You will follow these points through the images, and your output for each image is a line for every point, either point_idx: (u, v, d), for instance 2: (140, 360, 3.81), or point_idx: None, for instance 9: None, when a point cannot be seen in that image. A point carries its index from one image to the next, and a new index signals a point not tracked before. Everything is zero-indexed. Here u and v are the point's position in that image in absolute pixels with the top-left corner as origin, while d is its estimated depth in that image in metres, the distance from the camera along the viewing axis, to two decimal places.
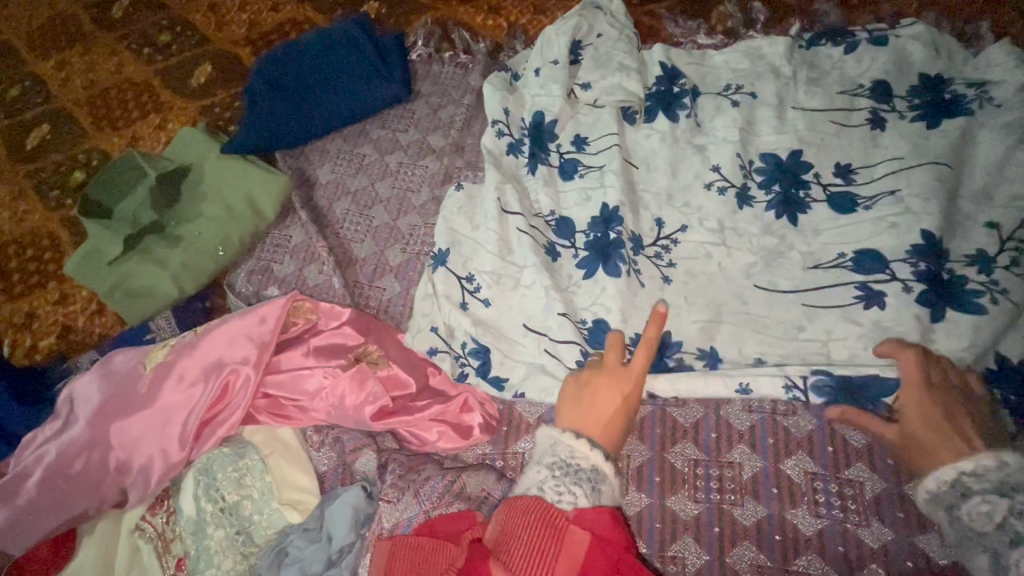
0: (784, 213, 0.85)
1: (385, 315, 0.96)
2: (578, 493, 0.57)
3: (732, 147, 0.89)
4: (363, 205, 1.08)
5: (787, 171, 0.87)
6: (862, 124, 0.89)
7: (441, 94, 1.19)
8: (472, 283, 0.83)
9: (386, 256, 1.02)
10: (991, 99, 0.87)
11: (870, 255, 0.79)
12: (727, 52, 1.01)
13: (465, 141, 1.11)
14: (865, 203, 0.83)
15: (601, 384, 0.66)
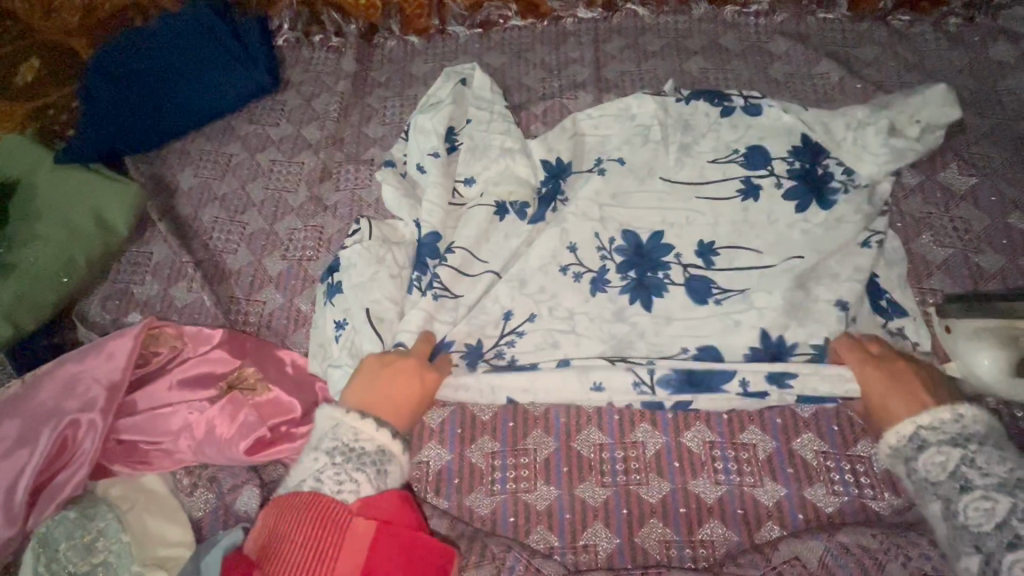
0: (637, 298, 0.80)
1: (268, 331, 0.87)
2: (359, 479, 0.60)
3: (591, 225, 0.84)
4: (233, 211, 0.98)
5: (644, 257, 0.82)
6: (733, 195, 0.84)
7: (313, 82, 1.09)
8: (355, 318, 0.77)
9: (264, 265, 0.92)
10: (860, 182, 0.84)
11: (711, 351, 0.77)
12: (600, 119, 0.93)
13: (344, 132, 1.03)
14: (718, 294, 0.79)
15: (406, 371, 0.69)
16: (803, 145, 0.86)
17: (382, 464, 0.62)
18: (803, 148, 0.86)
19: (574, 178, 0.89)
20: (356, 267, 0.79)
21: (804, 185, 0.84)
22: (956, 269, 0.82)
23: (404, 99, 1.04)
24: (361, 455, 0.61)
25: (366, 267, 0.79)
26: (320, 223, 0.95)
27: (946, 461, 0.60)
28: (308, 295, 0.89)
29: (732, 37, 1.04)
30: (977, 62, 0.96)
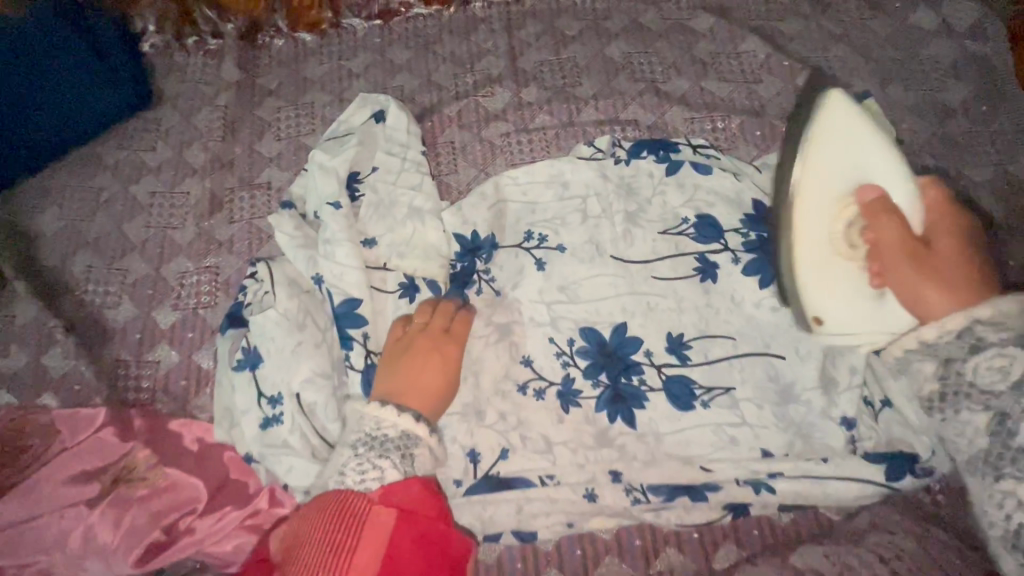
0: (618, 413, 0.74)
1: (164, 396, 0.76)
2: (385, 466, 0.59)
3: (543, 332, 0.78)
4: (111, 257, 0.84)
5: (609, 356, 0.77)
6: (691, 276, 0.80)
7: (192, 94, 0.94)
8: (275, 403, 0.68)
9: (155, 319, 0.81)
10: None
11: (673, 390, 0.75)
12: (530, 166, 0.85)
13: (233, 152, 0.90)
14: (703, 395, 0.75)
15: (427, 351, 0.67)
16: (756, 213, 0.82)
17: (408, 448, 0.61)
18: (756, 219, 0.82)
19: (506, 254, 0.81)
20: (273, 336, 0.70)
21: (765, 260, 0.80)
22: None
23: (300, 108, 0.92)
24: (384, 441, 0.60)
25: (287, 339, 0.70)
26: (216, 264, 0.83)
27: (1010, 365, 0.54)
28: (209, 348, 0.79)
29: (654, 15, 0.96)
30: (900, 30, 0.93)
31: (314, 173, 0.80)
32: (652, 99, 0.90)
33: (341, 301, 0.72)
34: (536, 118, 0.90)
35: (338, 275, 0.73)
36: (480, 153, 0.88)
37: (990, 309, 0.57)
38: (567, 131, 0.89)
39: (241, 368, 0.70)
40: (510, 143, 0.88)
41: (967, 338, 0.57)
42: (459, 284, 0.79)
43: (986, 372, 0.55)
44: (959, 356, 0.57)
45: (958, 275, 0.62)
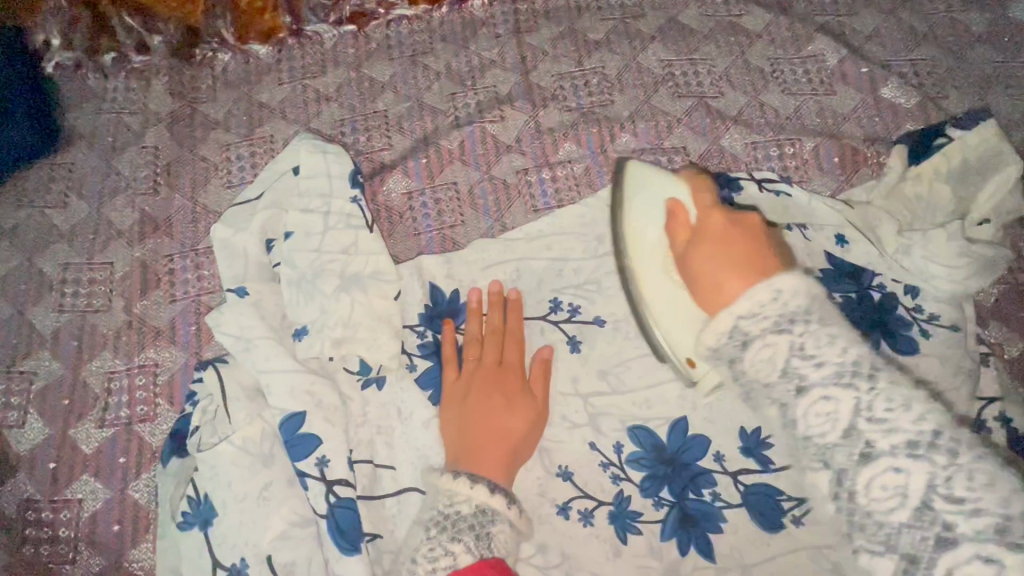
0: (691, 541, 0.57)
1: (91, 551, 0.57)
2: (457, 551, 0.46)
3: (583, 434, 0.61)
4: (10, 357, 0.64)
5: (671, 463, 0.60)
6: None
7: (113, 129, 0.73)
8: (238, 574, 0.50)
9: (73, 439, 0.61)
10: (928, 314, 0.62)
11: (755, 504, 0.58)
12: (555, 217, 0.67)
13: (169, 205, 0.69)
14: (795, 511, 0.58)
15: (477, 390, 0.58)
16: (835, 267, 0.64)
17: (483, 526, 0.48)
18: (841, 273, 0.63)
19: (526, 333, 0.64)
20: (228, 479, 0.51)
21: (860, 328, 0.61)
22: (1013, 313, 0.64)
23: (255, 143, 0.72)
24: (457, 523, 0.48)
25: (249, 480, 0.52)
26: (152, 360, 0.63)
27: (834, 411, 0.38)
28: (148, 478, 0.59)
29: (696, 12, 0.78)
30: (994, 25, 0.76)
31: (293, 232, 0.60)
32: (701, 120, 0.72)
33: (294, 419, 0.54)
34: (558, 148, 0.71)
35: (306, 387, 0.55)
36: (490, 196, 0.69)
37: (760, 302, 0.42)
38: (598, 164, 0.70)
39: (187, 526, 0.51)
40: (527, 182, 0.70)
41: (855, 442, 0.37)
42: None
43: (880, 493, 0.36)
44: (792, 403, 0.40)
45: (729, 271, 0.44)
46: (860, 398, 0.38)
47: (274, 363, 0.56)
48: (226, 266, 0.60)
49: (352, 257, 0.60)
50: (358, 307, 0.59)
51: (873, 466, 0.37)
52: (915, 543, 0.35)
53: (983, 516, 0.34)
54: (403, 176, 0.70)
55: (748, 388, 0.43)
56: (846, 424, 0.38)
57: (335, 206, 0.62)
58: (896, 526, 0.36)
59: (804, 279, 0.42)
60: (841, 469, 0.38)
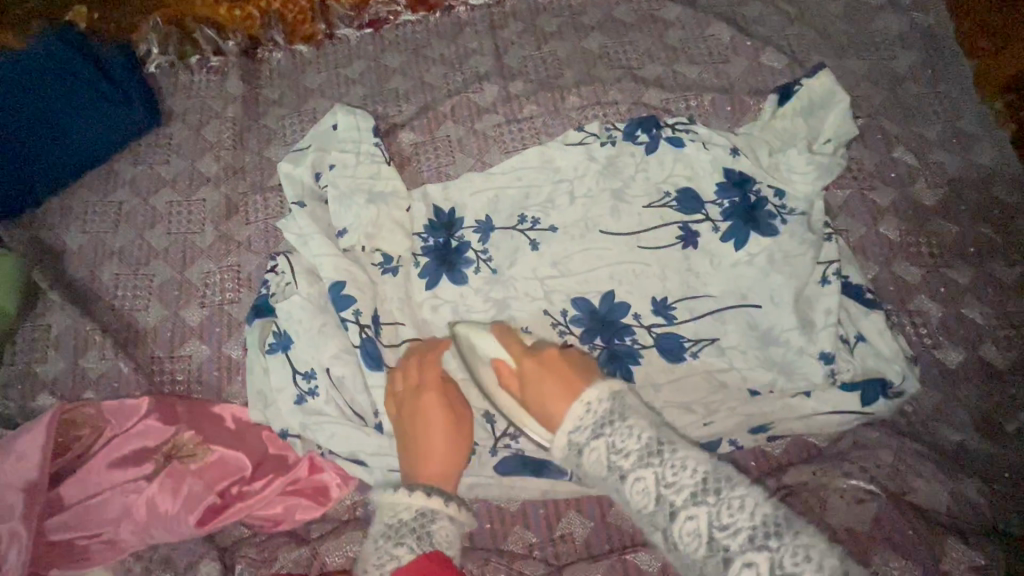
0: (616, 371, 0.79)
1: (200, 387, 0.82)
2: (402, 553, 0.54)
3: (539, 304, 0.84)
4: (136, 265, 0.90)
5: (601, 322, 0.83)
6: (674, 242, 0.86)
7: (199, 109, 1.01)
8: (308, 380, 0.75)
9: (183, 317, 0.86)
10: (789, 210, 0.86)
11: (666, 345, 0.81)
12: (521, 154, 0.92)
13: (242, 160, 0.96)
14: (692, 347, 0.81)
15: (425, 410, 0.64)
16: (725, 180, 0.88)
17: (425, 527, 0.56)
18: (727, 185, 0.88)
19: (502, 236, 0.88)
20: (299, 320, 0.77)
21: (739, 222, 0.86)
22: (856, 208, 0.88)
23: (303, 115, 0.98)
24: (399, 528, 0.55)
25: (311, 321, 0.77)
26: (236, 262, 0.89)
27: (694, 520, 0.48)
28: (237, 339, 0.84)
29: (626, 8, 1.04)
30: (849, 8, 1.01)
31: (334, 167, 0.87)
32: (629, 84, 0.98)
33: (333, 284, 0.78)
34: (524, 108, 0.97)
35: (346, 265, 0.79)
36: (475, 144, 0.95)
37: (581, 416, 0.54)
38: (553, 118, 0.96)
39: (274, 350, 0.77)
40: (501, 133, 0.95)
41: (664, 511, 0.49)
42: (455, 266, 0.86)
43: (687, 536, 0.48)
44: (617, 465, 0.51)
45: (551, 394, 0.57)
46: (658, 471, 0.50)
47: (323, 249, 0.80)
48: (289, 191, 0.86)
49: (375, 184, 0.87)
50: (383, 216, 0.85)
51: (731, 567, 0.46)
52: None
53: (741, 531, 0.46)
54: (411, 132, 0.96)
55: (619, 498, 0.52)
56: (656, 495, 0.50)
57: (366, 150, 0.88)
58: (686, 543, 0.47)
59: (605, 389, 0.55)
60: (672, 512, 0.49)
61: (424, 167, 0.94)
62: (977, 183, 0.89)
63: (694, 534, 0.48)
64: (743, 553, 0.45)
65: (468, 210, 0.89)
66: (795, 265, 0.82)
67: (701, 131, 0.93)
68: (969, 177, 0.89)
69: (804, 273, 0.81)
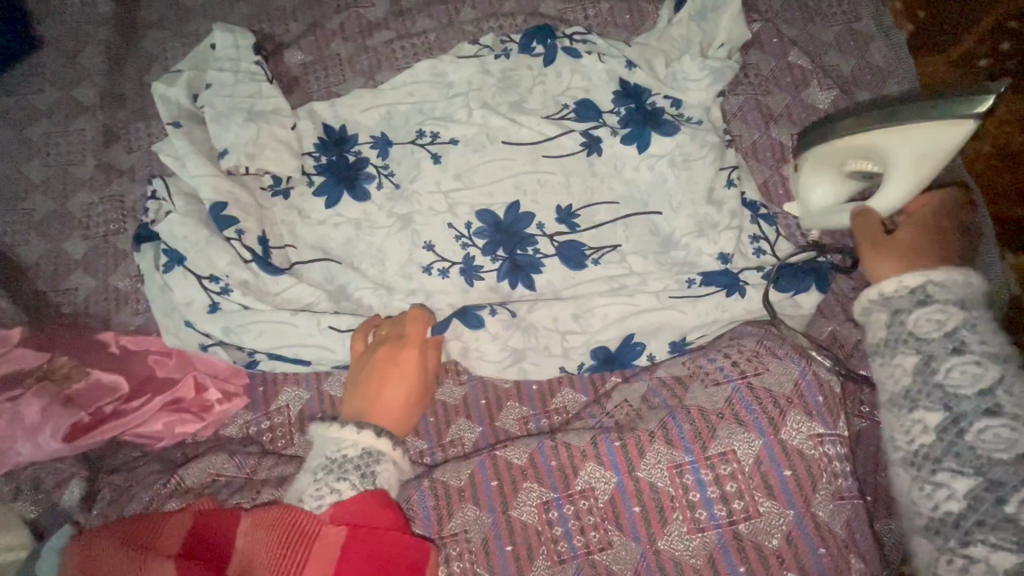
0: (518, 281, 0.79)
1: (86, 318, 0.80)
2: (343, 488, 0.57)
3: (442, 218, 0.82)
4: (13, 199, 0.86)
5: (504, 230, 0.81)
6: (578, 150, 0.85)
7: (73, 34, 0.95)
8: (217, 283, 0.73)
9: (65, 250, 0.83)
10: (689, 117, 0.84)
11: (569, 249, 0.80)
12: (412, 69, 0.90)
13: (122, 87, 0.91)
14: (593, 254, 0.80)
15: (401, 360, 0.66)
16: (621, 89, 0.87)
17: (369, 466, 0.58)
18: (626, 93, 0.87)
19: (398, 153, 0.85)
20: (176, 241, 0.74)
21: (639, 127, 0.85)
22: (749, 115, 0.88)
23: (184, 37, 0.93)
24: (344, 464, 0.58)
25: (188, 239, 0.74)
26: (119, 192, 0.86)
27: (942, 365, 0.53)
28: (124, 270, 0.82)
29: None
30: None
31: (211, 86, 0.83)
32: None
33: (214, 204, 0.76)
34: (417, 23, 0.93)
35: (225, 187, 0.77)
36: (366, 62, 0.91)
37: (936, 277, 0.57)
38: (447, 33, 0.93)
39: (169, 266, 0.74)
40: (394, 49, 0.92)
41: (951, 339, 0.53)
42: (348, 186, 0.83)
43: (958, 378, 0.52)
44: (907, 309, 0.57)
45: (895, 255, 0.63)
46: (965, 319, 0.54)
47: (200, 171, 0.77)
48: (164, 111, 0.81)
49: (257, 100, 0.83)
50: (269, 133, 0.81)
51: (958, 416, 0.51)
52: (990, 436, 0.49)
53: (988, 431, 0.49)
54: (298, 51, 0.92)
55: (895, 331, 0.57)
56: (948, 328, 0.54)
57: (250, 69, 0.84)
58: (930, 342, 0.54)
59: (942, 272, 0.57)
60: (931, 355, 0.54)
61: (316, 86, 0.90)
62: (869, 84, 0.89)
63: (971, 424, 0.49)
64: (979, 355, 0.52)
65: (360, 128, 0.87)
66: (689, 170, 0.82)
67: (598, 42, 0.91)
68: (862, 79, 0.89)
69: (697, 178, 0.81)
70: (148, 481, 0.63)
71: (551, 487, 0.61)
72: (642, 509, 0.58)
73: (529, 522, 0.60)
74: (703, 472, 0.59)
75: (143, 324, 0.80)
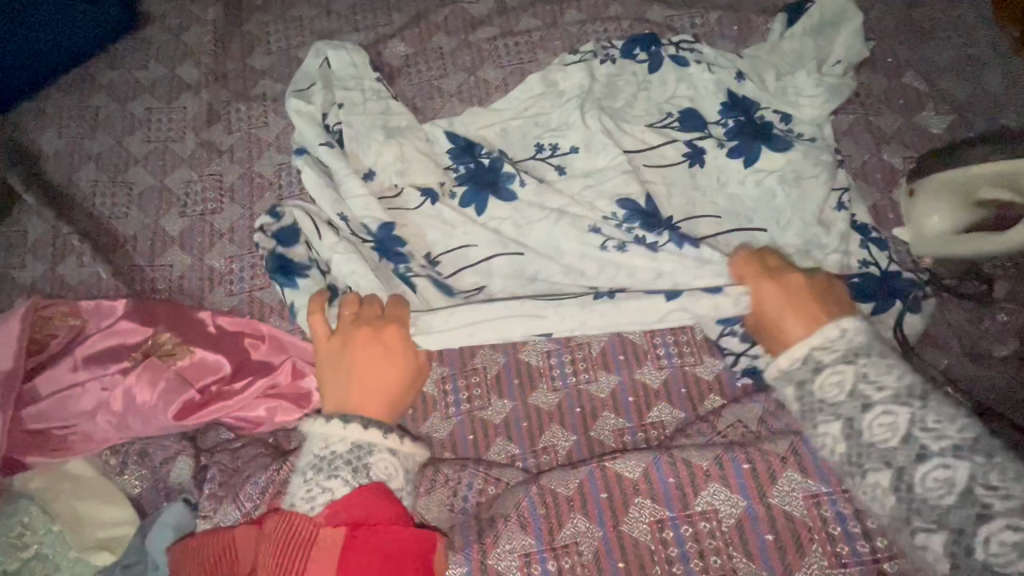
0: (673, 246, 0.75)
1: (180, 295, 0.80)
2: (336, 485, 0.54)
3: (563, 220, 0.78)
4: (114, 172, 0.86)
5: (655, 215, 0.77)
6: (681, 161, 0.83)
7: (178, 12, 0.96)
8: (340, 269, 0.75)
9: (162, 226, 0.83)
10: (800, 134, 0.82)
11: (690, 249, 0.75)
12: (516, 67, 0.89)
13: (224, 67, 0.91)
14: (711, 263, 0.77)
15: (366, 351, 0.62)
16: (729, 101, 0.85)
17: (361, 460, 0.55)
18: (735, 106, 0.84)
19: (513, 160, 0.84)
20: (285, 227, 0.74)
21: (747, 141, 0.82)
22: (860, 135, 0.85)
23: (288, 22, 0.94)
24: (333, 461, 0.54)
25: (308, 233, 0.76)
26: (218, 171, 0.86)
27: (898, 429, 0.51)
28: (219, 250, 0.82)
29: None
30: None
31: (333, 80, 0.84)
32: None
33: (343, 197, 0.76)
34: (521, 21, 0.92)
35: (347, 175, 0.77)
36: (468, 57, 0.91)
37: (828, 336, 0.57)
38: (551, 33, 0.91)
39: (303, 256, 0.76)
40: (496, 46, 0.91)
41: (862, 402, 0.53)
42: (492, 189, 0.80)
43: (932, 481, 0.48)
44: (812, 377, 0.56)
45: (785, 317, 0.61)
46: (871, 381, 0.54)
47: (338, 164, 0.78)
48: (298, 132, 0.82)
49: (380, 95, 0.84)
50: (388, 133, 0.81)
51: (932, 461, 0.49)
52: (936, 489, 0.48)
53: (948, 438, 0.49)
54: (401, 42, 0.91)
55: (809, 402, 0.56)
56: (852, 389, 0.54)
57: (367, 68, 0.85)
58: (894, 451, 0.50)
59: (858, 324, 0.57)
60: (901, 465, 0.50)
61: (417, 78, 0.90)
62: (988, 109, 0.85)
63: (944, 482, 0.48)
64: (944, 457, 0.48)
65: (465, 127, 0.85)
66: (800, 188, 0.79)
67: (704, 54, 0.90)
68: (981, 104, 0.86)
69: (808, 197, 0.79)
70: (257, 467, 0.63)
71: (667, 506, 0.61)
72: (775, 537, 0.58)
73: (642, 539, 0.60)
74: (842, 505, 0.59)
75: (237, 305, 0.79)
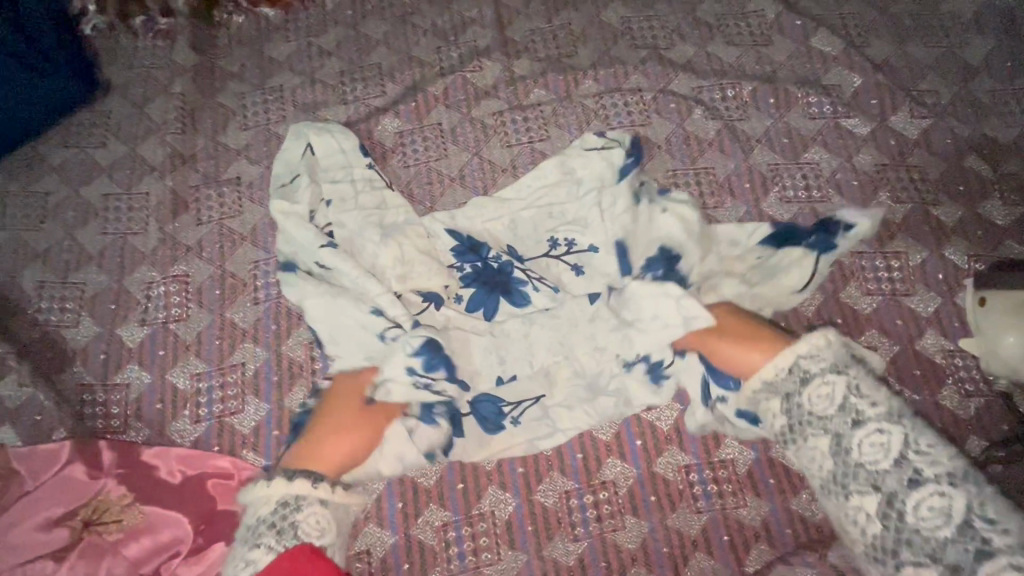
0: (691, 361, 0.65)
1: (138, 422, 0.69)
2: (259, 557, 0.48)
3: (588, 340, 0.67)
4: (64, 270, 0.75)
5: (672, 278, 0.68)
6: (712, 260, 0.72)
7: (143, 81, 0.85)
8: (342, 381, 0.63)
9: (119, 336, 0.72)
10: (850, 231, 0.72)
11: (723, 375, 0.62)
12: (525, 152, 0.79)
13: (194, 145, 0.81)
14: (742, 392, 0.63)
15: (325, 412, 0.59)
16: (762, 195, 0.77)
17: (286, 518, 0.50)
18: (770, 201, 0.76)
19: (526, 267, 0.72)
20: None
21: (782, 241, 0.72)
22: (916, 227, 0.75)
23: (267, 92, 0.83)
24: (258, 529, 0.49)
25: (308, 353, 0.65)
26: (185, 271, 0.75)
27: (887, 443, 0.48)
28: (184, 366, 0.71)
29: None
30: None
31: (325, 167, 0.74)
32: (654, 67, 0.83)
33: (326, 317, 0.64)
34: (530, 93, 0.82)
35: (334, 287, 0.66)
36: (471, 134, 0.80)
37: (809, 344, 0.53)
38: (564, 106, 0.81)
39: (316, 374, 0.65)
40: (503, 122, 0.80)
41: (903, 470, 0.47)
42: (504, 291, 0.71)
43: (927, 513, 0.46)
44: (795, 390, 0.53)
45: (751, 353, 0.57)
46: (907, 434, 0.48)
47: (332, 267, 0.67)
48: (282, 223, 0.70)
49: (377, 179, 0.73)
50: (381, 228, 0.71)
51: (919, 488, 0.46)
52: (931, 519, 0.46)
53: (939, 464, 0.47)
54: (396, 117, 0.81)
55: (797, 417, 0.52)
56: (841, 400, 0.50)
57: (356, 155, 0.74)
58: (881, 474, 0.48)
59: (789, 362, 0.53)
60: (891, 491, 0.47)
61: (413, 160, 0.79)
62: None
63: (940, 511, 0.46)
64: (939, 483, 0.46)
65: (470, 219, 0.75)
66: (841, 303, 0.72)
67: (738, 134, 0.80)
68: None
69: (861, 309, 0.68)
70: None
71: None
72: None
73: None
74: None
75: (203, 435, 0.68)
